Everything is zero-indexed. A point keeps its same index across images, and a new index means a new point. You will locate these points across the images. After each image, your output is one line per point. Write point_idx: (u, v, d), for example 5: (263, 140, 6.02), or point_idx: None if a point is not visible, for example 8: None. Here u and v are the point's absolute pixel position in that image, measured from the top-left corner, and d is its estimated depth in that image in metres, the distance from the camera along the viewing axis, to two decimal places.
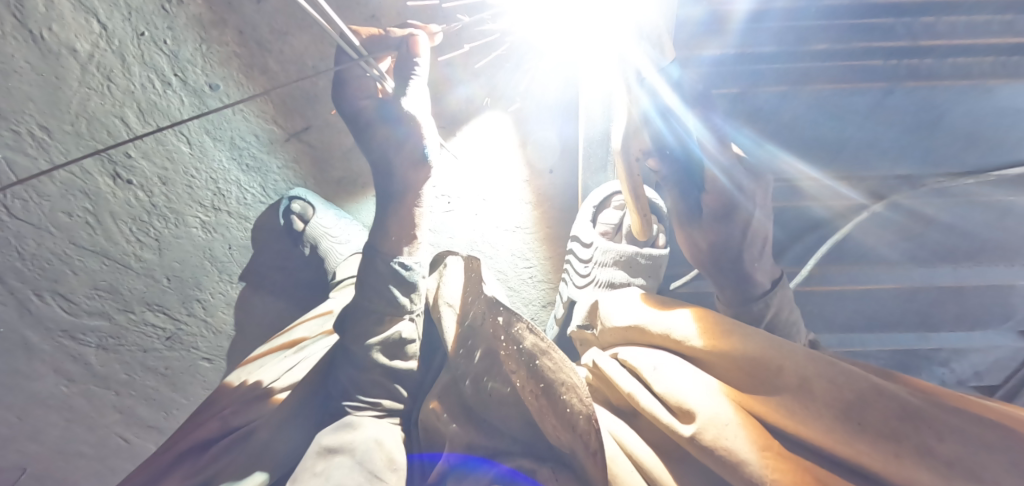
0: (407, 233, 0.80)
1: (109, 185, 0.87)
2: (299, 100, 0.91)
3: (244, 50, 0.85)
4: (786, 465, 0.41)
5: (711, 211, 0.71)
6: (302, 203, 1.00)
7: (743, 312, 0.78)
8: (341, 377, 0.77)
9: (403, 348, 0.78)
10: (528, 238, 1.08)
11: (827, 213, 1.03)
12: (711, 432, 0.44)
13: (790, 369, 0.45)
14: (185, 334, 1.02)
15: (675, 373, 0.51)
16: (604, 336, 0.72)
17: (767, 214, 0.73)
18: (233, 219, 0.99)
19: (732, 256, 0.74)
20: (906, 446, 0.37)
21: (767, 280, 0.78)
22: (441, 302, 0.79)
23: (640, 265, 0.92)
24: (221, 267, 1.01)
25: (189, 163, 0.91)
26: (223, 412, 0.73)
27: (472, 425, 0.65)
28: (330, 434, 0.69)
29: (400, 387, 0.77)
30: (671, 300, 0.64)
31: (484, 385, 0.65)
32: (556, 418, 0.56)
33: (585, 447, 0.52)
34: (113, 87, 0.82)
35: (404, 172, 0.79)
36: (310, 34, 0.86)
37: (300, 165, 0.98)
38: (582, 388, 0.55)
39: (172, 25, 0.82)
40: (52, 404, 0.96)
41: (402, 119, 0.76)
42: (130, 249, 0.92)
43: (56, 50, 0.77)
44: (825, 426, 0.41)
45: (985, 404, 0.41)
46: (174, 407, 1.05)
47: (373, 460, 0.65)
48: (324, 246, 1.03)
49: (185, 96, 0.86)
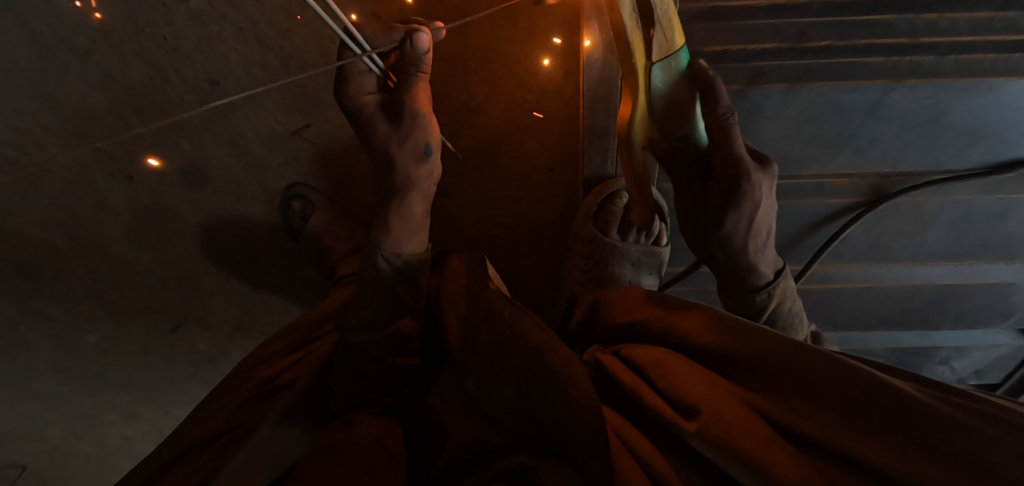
0: (408, 230, 0.82)
1: (109, 181, 0.90)
2: (300, 97, 0.90)
3: (245, 46, 0.84)
4: (793, 459, 0.40)
5: (718, 201, 0.71)
6: (303, 200, 0.95)
7: (744, 305, 0.81)
8: (338, 374, 0.75)
9: (405, 345, 0.79)
10: (528, 236, 1.06)
11: (832, 211, 1.02)
12: (717, 427, 0.43)
13: (794, 366, 0.45)
14: (186, 330, 1.01)
15: (680, 369, 0.52)
16: (606, 334, 0.72)
17: (772, 206, 0.73)
18: (232, 216, 0.96)
19: (736, 247, 0.75)
20: (911, 440, 0.37)
21: (770, 272, 0.79)
22: (444, 299, 0.81)
23: (642, 261, 0.95)
24: (223, 266, 0.99)
25: (188, 159, 0.91)
26: (224, 410, 0.74)
27: (476, 424, 0.61)
28: (329, 433, 0.67)
29: (403, 384, 0.79)
30: (671, 297, 0.64)
31: (485, 382, 0.64)
32: (557, 412, 0.55)
33: (587, 438, 0.50)
34: (112, 82, 0.84)
35: (406, 171, 0.80)
36: (310, 29, 0.85)
37: (300, 162, 0.95)
38: (585, 382, 0.57)
39: (172, 22, 0.82)
40: (55, 399, 0.98)
41: (405, 118, 0.74)
42: (128, 243, 0.94)
43: (55, 45, 0.81)
44: (831, 423, 0.40)
45: (993, 400, 0.41)
46: (174, 404, 1.05)
47: (375, 458, 0.62)
48: (325, 246, 0.96)
49: (186, 93, 0.86)
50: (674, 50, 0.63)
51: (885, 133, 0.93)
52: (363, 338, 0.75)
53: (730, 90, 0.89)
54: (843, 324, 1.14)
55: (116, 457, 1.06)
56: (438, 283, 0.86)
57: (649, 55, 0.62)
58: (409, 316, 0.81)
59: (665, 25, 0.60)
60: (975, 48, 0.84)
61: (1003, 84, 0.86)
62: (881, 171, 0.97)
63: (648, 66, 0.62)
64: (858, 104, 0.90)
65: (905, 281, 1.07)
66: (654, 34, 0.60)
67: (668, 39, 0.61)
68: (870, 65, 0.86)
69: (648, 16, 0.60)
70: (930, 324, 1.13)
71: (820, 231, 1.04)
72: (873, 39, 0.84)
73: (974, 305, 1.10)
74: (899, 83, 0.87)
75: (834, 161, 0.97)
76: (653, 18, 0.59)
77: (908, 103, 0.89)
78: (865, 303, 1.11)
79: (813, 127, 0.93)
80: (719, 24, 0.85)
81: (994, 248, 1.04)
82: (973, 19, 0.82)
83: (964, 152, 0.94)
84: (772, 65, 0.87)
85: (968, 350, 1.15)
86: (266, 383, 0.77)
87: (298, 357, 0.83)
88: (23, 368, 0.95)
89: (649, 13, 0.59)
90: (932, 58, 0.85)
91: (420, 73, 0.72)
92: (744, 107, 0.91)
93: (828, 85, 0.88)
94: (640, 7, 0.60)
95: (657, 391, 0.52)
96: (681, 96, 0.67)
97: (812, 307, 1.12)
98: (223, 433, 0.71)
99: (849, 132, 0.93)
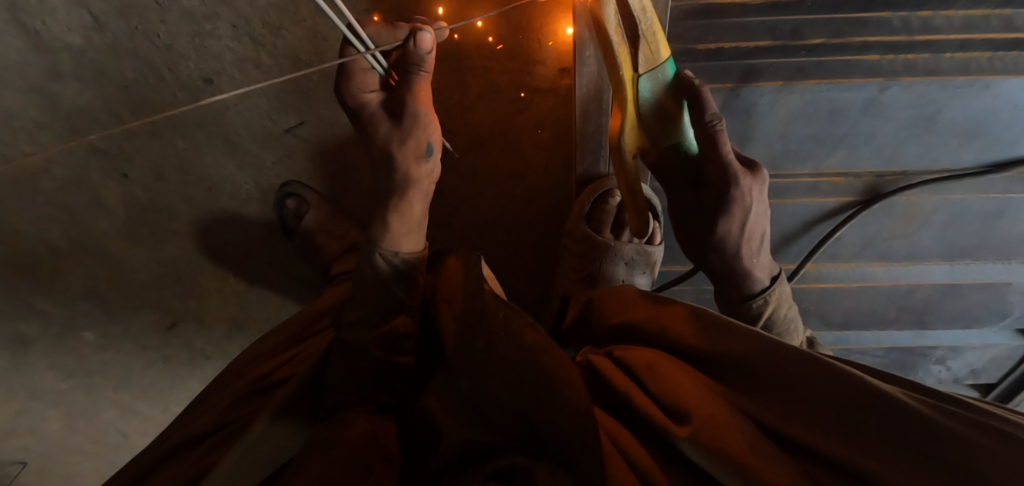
0: (408, 228, 0.81)
1: (104, 179, 0.89)
2: (294, 95, 0.89)
3: (237, 44, 0.83)
4: (783, 469, 0.40)
5: (711, 205, 0.74)
6: (297, 199, 0.95)
7: (740, 311, 0.83)
8: (334, 372, 0.75)
9: (401, 344, 0.80)
10: (524, 236, 1.07)
11: (829, 209, 1.01)
12: (708, 433, 0.43)
13: (786, 370, 0.46)
14: (182, 328, 1.01)
15: (671, 371, 0.52)
16: (599, 333, 0.73)
17: (764, 210, 0.75)
18: (227, 214, 0.96)
19: (731, 252, 0.77)
20: (902, 448, 0.38)
21: (766, 278, 0.81)
22: (442, 298, 0.81)
23: (636, 260, 0.96)
24: (218, 261, 0.98)
25: (183, 157, 0.91)
26: (219, 406, 0.74)
27: (466, 423, 0.62)
28: (324, 430, 0.66)
29: (398, 383, 0.79)
30: (667, 298, 0.65)
31: (479, 379, 0.63)
32: (554, 418, 0.54)
33: (580, 444, 0.51)
34: (105, 80, 0.82)
35: (406, 168, 0.79)
36: (306, 27, 0.83)
37: (295, 159, 0.95)
38: (579, 385, 0.56)
39: (166, 19, 0.81)
40: (55, 395, 0.99)
41: (407, 116, 0.74)
42: (127, 242, 0.93)
43: (50, 44, 0.79)
44: (818, 428, 0.41)
45: (986, 409, 0.42)
46: (171, 402, 1.06)
47: (370, 455, 0.62)
48: (319, 242, 0.96)
49: (179, 91, 0.84)
50: (660, 61, 0.66)
51: (882, 131, 0.92)
52: (361, 337, 0.76)
53: (723, 88, 0.89)
54: (840, 323, 1.14)
55: (114, 453, 1.06)
56: (434, 282, 0.85)
57: (636, 67, 0.66)
58: (406, 315, 0.82)
59: (649, 38, 0.64)
60: (971, 44, 0.83)
61: (1000, 82, 0.85)
62: (877, 170, 0.97)
63: (635, 77, 0.67)
64: (854, 102, 0.89)
65: (902, 281, 1.07)
66: (639, 47, 0.65)
67: (653, 50, 0.65)
68: (866, 62, 0.85)
69: (632, 30, 0.64)
70: (926, 324, 1.14)
71: (814, 230, 1.03)
72: (868, 35, 0.83)
73: (972, 305, 1.10)
74: (895, 81, 0.86)
75: (829, 160, 0.96)
76: (636, 33, 0.64)
77: (907, 101, 0.88)
78: (863, 300, 1.10)
79: (810, 125, 0.92)
80: (713, 21, 0.83)
81: (991, 247, 1.03)
82: (969, 15, 0.81)
83: (961, 151, 0.93)
84: (765, 62, 0.86)
85: (965, 349, 1.15)
86: (260, 381, 0.77)
87: (294, 353, 0.83)
88: (25, 365, 0.96)
89: (633, 28, 0.63)
90: (928, 55, 0.84)
91: (421, 73, 0.71)
92: (738, 104, 0.90)
93: (822, 83, 0.87)
94: (625, 23, 0.64)
95: (649, 394, 0.53)
96: (666, 112, 0.71)
97: (807, 307, 1.11)
98: (217, 428, 0.71)
99: (843, 130, 0.92)
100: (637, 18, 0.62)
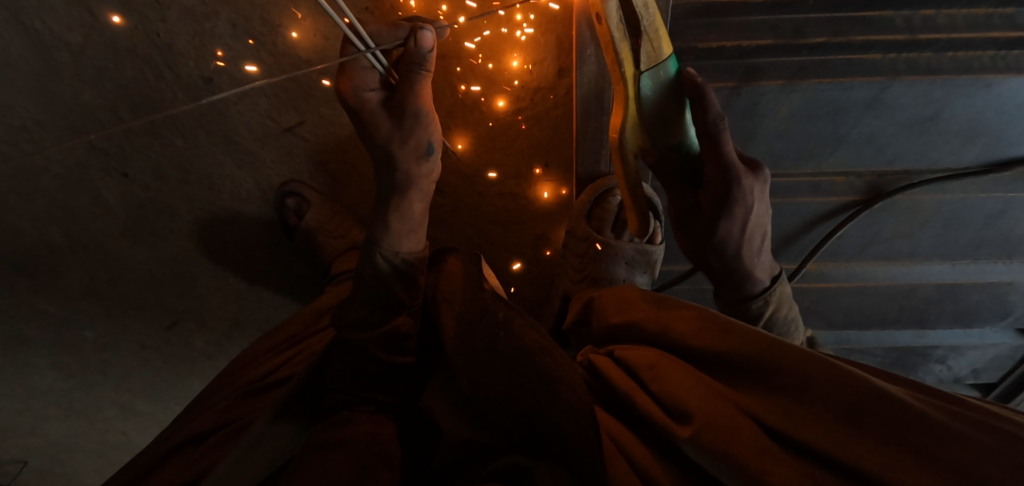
0: (407, 228, 0.82)
1: (105, 179, 0.89)
2: (295, 94, 0.90)
3: (237, 42, 0.82)
4: (787, 469, 0.40)
5: (711, 209, 0.74)
6: (297, 197, 0.96)
7: (740, 312, 0.82)
8: (333, 373, 0.74)
9: (402, 343, 0.78)
10: (525, 232, 1.07)
11: (830, 208, 1.01)
12: (711, 433, 0.44)
13: (790, 368, 0.45)
14: (182, 328, 1.00)
15: (673, 371, 0.52)
16: (600, 333, 0.72)
17: (764, 209, 0.75)
18: (228, 213, 0.96)
19: (731, 253, 0.77)
20: (908, 449, 0.37)
21: (766, 278, 0.81)
22: (441, 297, 0.80)
23: (636, 260, 0.95)
24: (216, 261, 0.98)
25: (183, 156, 0.91)
26: (219, 405, 0.74)
27: (466, 423, 0.62)
28: (324, 430, 0.65)
29: (398, 383, 0.77)
30: (669, 298, 0.65)
31: (479, 380, 0.63)
32: (553, 415, 0.54)
33: (580, 440, 0.51)
34: (105, 78, 0.82)
35: (406, 169, 0.79)
36: (306, 26, 0.83)
37: (295, 159, 0.95)
38: (580, 387, 0.58)
39: (166, 18, 0.80)
40: (54, 396, 0.98)
41: (409, 115, 0.74)
42: (125, 244, 0.93)
43: (49, 42, 0.79)
44: (823, 429, 0.41)
45: (991, 409, 0.42)
46: (173, 401, 1.05)
47: (366, 457, 0.61)
48: (320, 241, 0.96)
49: (179, 90, 0.84)
50: (661, 59, 0.68)
51: (884, 130, 0.91)
52: (360, 337, 0.74)
53: (725, 87, 0.88)
54: (841, 323, 1.14)
55: (114, 453, 1.06)
56: (436, 282, 0.84)
57: (638, 65, 0.68)
58: (406, 314, 0.80)
59: (652, 35, 0.66)
60: (974, 44, 0.83)
61: (1002, 81, 0.85)
62: (878, 169, 0.97)
63: (637, 74, 0.68)
64: (857, 101, 0.88)
65: (901, 281, 1.07)
66: (642, 44, 0.66)
67: (656, 47, 0.67)
68: (868, 61, 0.85)
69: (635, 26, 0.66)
70: (926, 324, 1.14)
71: (815, 229, 1.04)
72: (871, 34, 0.83)
73: (973, 305, 1.10)
74: (897, 79, 0.85)
75: (832, 159, 0.95)
76: (640, 29, 0.66)
77: (908, 100, 0.88)
78: (863, 299, 1.10)
79: (813, 124, 0.91)
80: (715, 20, 0.84)
81: (993, 247, 1.03)
82: (970, 15, 0.82)
83: (963, 150, 0.93)
84: (766, 61, 0.86)
85: (966, 349, 1.16)
86: (260, 380, 0.77)
87: (294, 352, 0.83)
88: (24, 366, 0.95)
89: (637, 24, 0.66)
90: (930, 54, 0.84)
91: (421, 72, 0.71)
92: (741, 103, 0.90)
93: (823, 83, 0.86)
94: (627, 20, 0.66)
95: (651, 394, 0.53)
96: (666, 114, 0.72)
97: (808, 306, 1.11)
98: (217, 427, 0.71)
99: (846, 130, 0.92)
100: (641, 14, 0.64)
